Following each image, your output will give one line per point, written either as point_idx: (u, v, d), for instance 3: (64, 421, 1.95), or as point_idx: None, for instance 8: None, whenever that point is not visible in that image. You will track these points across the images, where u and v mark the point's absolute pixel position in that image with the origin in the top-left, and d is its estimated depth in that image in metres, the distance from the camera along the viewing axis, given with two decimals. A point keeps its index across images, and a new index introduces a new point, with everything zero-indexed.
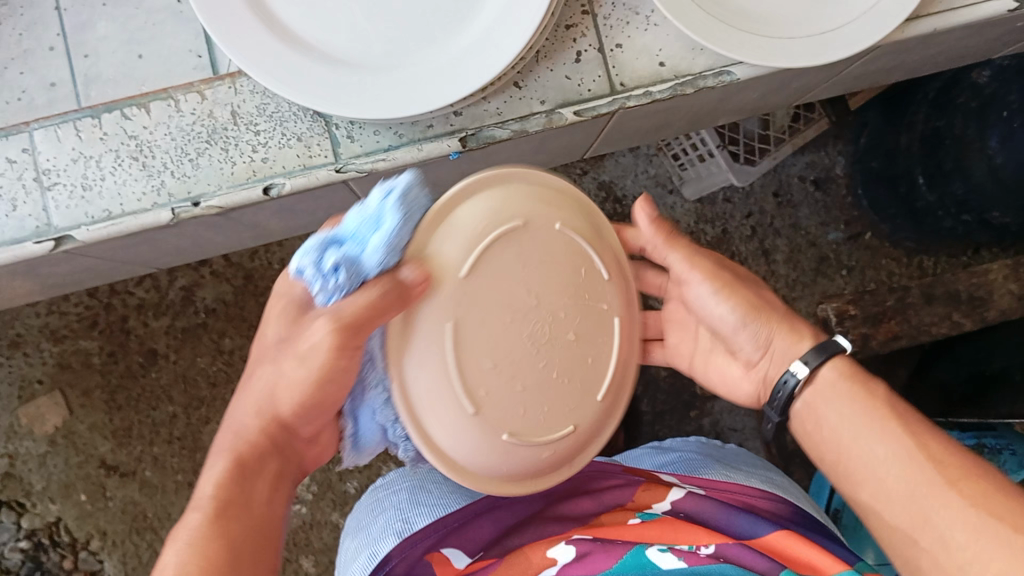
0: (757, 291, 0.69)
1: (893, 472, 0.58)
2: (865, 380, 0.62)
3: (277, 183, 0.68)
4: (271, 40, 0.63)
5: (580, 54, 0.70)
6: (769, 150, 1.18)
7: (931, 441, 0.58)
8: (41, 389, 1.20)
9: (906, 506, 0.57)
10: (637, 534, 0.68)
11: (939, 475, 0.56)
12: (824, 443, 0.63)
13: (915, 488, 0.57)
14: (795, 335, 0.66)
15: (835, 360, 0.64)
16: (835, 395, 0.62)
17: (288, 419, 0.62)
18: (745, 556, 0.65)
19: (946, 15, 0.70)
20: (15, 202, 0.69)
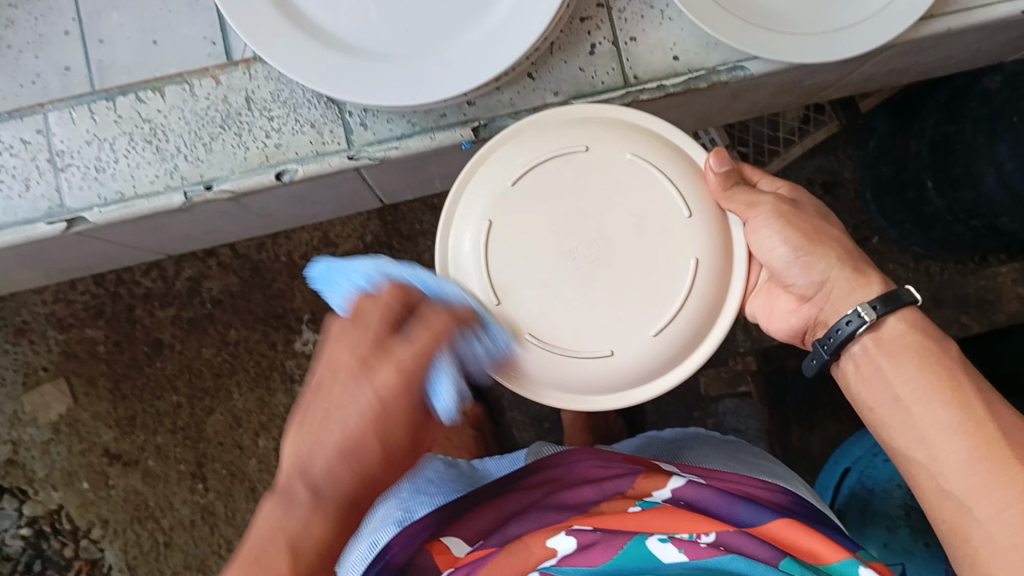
0: (822, 223, 0.66)
1: (954, 438, 0.57)
2: (934, 338, 0.61)
3: (290, 169, 0.69)
4: (284, 25, 0.63)
5: (594, 46, 0.70)
6: (778, 151, 1.22)
7: (999, 411, 0.57)
8: (46, 377, 1.21)
9: (960, 476, 0.56)
10: (638, 523, 0.68)
11: (1001, 448, 0.55)
12: (879, 392, 0.62)
13: (974, 458, 0.56)
14: (862, 280, 0.63)
15: (903, 310, 0.62)
16: (903, 348, 0.61)
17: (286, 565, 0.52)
18: (748, 544, 0.65)
19: (961, 15, 0.70)
20: (29, 181, 0.69)
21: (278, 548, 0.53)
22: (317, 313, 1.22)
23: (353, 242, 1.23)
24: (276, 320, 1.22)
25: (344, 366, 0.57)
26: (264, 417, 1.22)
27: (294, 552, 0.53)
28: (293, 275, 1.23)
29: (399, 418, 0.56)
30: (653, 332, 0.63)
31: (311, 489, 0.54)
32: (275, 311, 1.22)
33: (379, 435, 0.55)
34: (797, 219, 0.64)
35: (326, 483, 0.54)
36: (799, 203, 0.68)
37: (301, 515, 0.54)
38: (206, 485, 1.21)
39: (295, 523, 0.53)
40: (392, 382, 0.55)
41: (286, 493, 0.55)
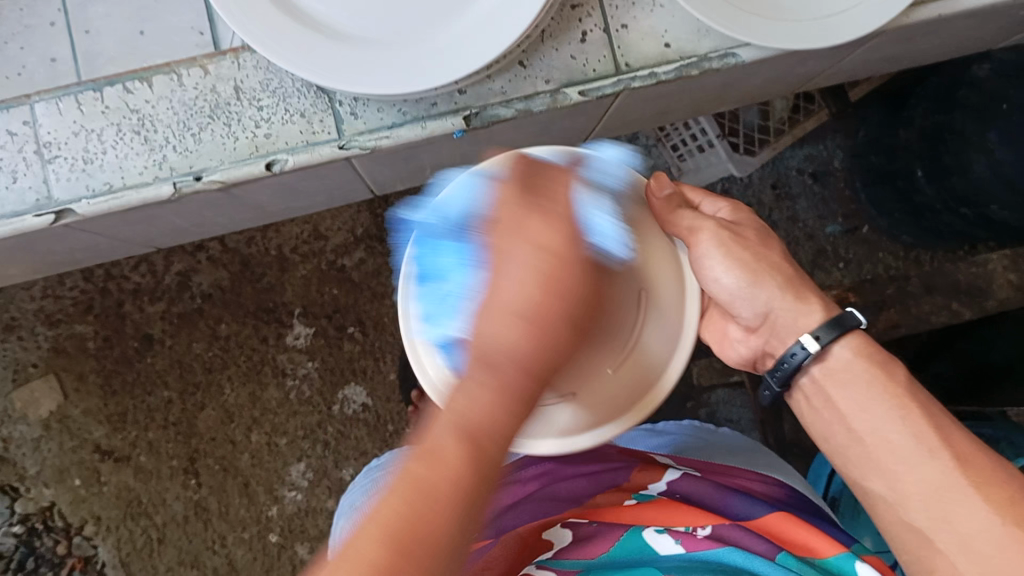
0: (764, 249, 0.65)
1: (914, 465, 0.56)
2: (882, 364, 0.60)
3: (280, 159, 0.68)
4: (275, 13, 0.63)
5: (585, 34, 0.70)
6: (769, 141, 1.19)
7: (955, 436, 0.56)
8: (36, 373, 1.20)
9: (919, 503, 0.56)
10: (635, 515, 0.68)
11: (962, 475, 0.54)
12: (836, 423, 0.61)
13: (934, 487, 0.55)
14: (803, 306, 0.63)
15: (851, 337, 0.61)
16: (852, 377, 0.60)
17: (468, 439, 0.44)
18: (743, 537, 0.66)
19: (950, 2, 0.70)
20: (16, 173, 0.68)
21: (446, 431, 0.44)
22: (309, 307, 1.22)
23: (344, 235, 1.23)
24: (267, 314, 1.22)
25: (490, 232, 0.50)
26: (257, 412, 1.21)
27: (464, 434, 0.44)
28: (284, 269, 1.22)
29: (565, 266, 0.48)
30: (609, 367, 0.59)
31: (479, 360, 0.46)
32: (266, 305, 1.22)
33: (553, 290, 0.47)
34: (739, 247, 0.64)
35: (504, 356, 0.46)
36: (739, 225, 0.66)
37: (471, 391, 0.45)
38: (199, 480, 1.20)
39: (463, 403, 0.45)
40: (550, 227, 0.49)
41: (457, 379, 0.46)
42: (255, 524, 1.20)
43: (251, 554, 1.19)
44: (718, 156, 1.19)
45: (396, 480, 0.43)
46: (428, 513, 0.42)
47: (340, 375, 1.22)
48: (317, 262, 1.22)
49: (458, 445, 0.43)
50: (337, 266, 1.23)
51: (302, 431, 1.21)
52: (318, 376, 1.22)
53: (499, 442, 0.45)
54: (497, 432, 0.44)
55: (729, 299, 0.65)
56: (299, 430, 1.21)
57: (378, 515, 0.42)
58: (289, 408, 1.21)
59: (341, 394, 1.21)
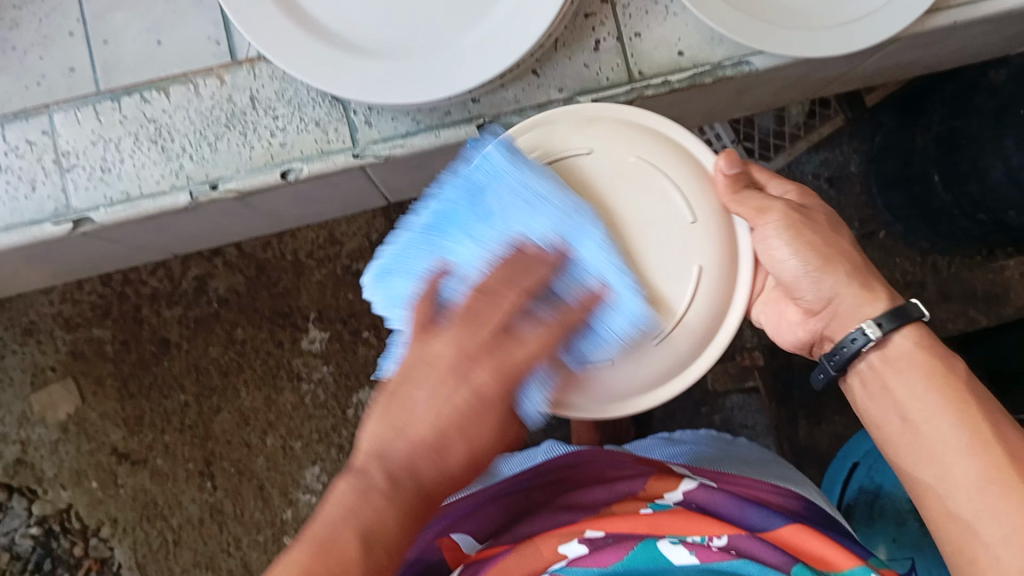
0: (832, 235, 0.62)
1: (963, 458, 0.55)
2: (944, 356, 0.58)
3: (295, 167, 0.69)
4: (294, 29, 0.63)
5: (598, 43, 0.70)
6: (784, 146, 1.20)
7: (1007, 432, 0.55)
8: (54, 376, 1.21)
9: (967, 496, 0.54)
10: (651, 526, 0.68)
11: (1013, 470, 0.53)
12: (887, 411, 0.60)
13: (985, 481, 0.53)
14: (869, 295, 0.60)
15: (911, 327, 0.59)
16: (911, 366, 0.58)
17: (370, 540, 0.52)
18: (760, 549, 0.65)
19: (967, 8, 0.70)
20: (35, 183, 0.69)
21: (352, 538, 0.52)
22: (323, 312, 1.23)
23: (358, 240, 1.23)
24: (282, 319, 1.22)
25: (439, 360, 0.55)
26: (272, 415, 1.22)
27: (367, 541, 0.52)
28: (299, 274, 1.23)
29: (491, 415, 0.54)
30: (654, 341, 0.57)
31: (388, 476, 0.54)
32: (282, 310, 1.23)
33: (468, 444, 0.55)
34: (808, 228, 0.61)
35: (397, 472, 0.54)
36: (808, 209, 0.63)
37: (379, 504, 0.53)
38: (214, 483, 1.21)
39: (371, 513, 0.53)
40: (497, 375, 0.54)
41: (361, 474, 0.54)
42: (269, 527, 1.20)
43: (265, 557, 1.20)
44: None
45: (299, 558, 0.51)
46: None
47: (354, 379, 1.22)
48: (332, 267, 1.23)
49: (359, 547, 0.51)
50: (352, 270, 1.23)
51: (316, 435, 1.22)
52: (333, 380, 1.22)
53: (395, 547, 0.53)
54: (390, 540, 0.53)
55: (790, 281, 0.62)
56: (313, 434, 1.22)
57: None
58: (304, 412, 1.22)
59: (355, 398, 1.22)
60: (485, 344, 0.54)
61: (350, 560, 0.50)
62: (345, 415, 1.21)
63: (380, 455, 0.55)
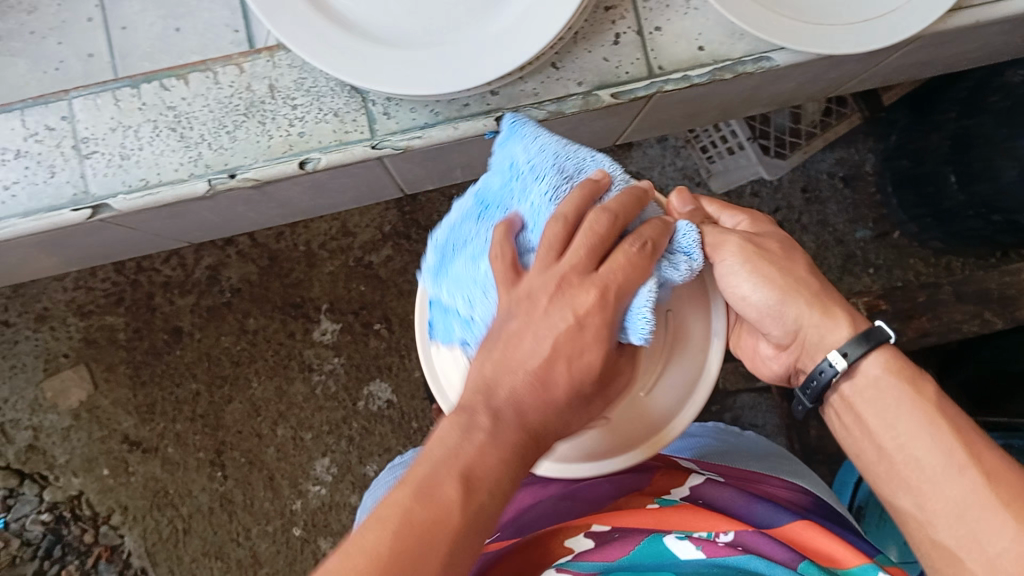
0: (787, 263, 0.61)
1: (944, 485, 0.54)
2: (911, 378, 0.57)
3: (313, 158, 0.69)
4: (316, 19, 0.63)
5: (618, 36, 0.70)
6: (800, 144, 1.18)
7: (985, 453, 0.54)
8: (66, 363, 1.22)
9: (949, 523, 0.54)
10: (656, 520, 0.68)
11: (992, 495, 0.52)
12: (863, 440, 0.59)
13: (964, 506, 0.53)
14: (830, 322, 0.59)
15: (879, 351, 0.58)
16: (879, 394, 0.58)
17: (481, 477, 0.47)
18: (766, 545, 0.65)
19: (988, 7, 0.69)
20: (53, 168, 0.69)
21: (455, 473, 0.46)
22: (335, 303, 1.23)
23: (371, 232, 1.24)
24: (294, 310, 1.23)
25: (519, 304, 0.51)
26: (283, 406, 1.22)
27: (469, 481, 0.46)
28: (311, 265, 1.23)
29: (593, 345, 0.50)
30: (643, 391, 0.58)
31: (492, 413, 0.49)
32: (294, 301, 1.23)
33: (572, 363, 0.50)
34: (767, 261, 0.59)
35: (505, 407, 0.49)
36: (763, 237, 0.61)
37: (481, 442, 0.48)
38: (225, 473, 1.21)
39: (474, 451, 0.47)
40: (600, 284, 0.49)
41: (467, 418, 0.48)
42: (279, 517, 1.21)
43: (274, 547, 1.20)
44: (748, 158, 1.19)
45: (395, 501, 0.45)
46: (434, 539, 0.44)
47: (365, 371, 1.22)
48: (344, 258, 1.23)
49: (460, 487, 0.46)
50: (364, 262, 1.23)
51: (327, 426, 1.22)
52: (344, 372, 1.22)
53: (503, 490, 0.47)
54: (495, 481, 0.47)
55: (757, 317, 0.62)
56: (324, 425, 1.22)
57: (383, 524, 0.44)
58: (315, 403, 1.22)
59: (366, 390, 1.22)
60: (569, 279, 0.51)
61: (454, 500, 0.45)
62: (356, 407, 1.22)
63: (490, 404, 0.49)
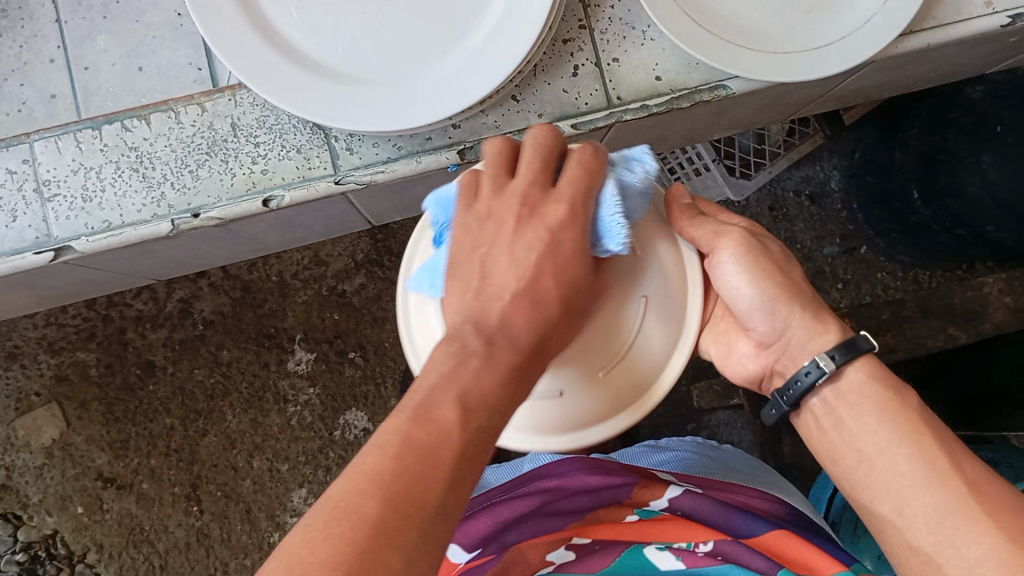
0: (786, 267, 0.62)
1: (923, 491, 0.55)
2: (896, 387, 0.59)
3: (276, 195, 0.69)
4: (276, 58, 0.64)
5: (577, 68, 0.71)
6: (764, 165, 1.20)
7: (965, 464, 0.55)
8: (38, 401, 1.21)
9: (926, 528, 0.54)
10: (637, 535, 0.71)
11: (972, 503, 0.53)
12: (843, 446, 0.60)
13: (944, 513, 0.54)
14: (819, 327, 0.61)
15: (864, 360, 0.60)
16: (862, 400, 0.59)
17: (477, 405, 0.45)
18: (744, 553, 0.66)
19: (941, 30, 0.71)
20: (16, 213, 0.69)
21: (447, 400, 0.44)
22: (309, 332, 1.23)
23: (344, 261, 1.24)
24: (268, 340, 1.22)
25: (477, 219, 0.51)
26: (258, 437, 1.22)
27: (465, 407, 0.44)
28: (284, 295, 1.23)
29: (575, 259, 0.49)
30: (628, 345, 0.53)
31: (483, 338, 0.47)
32: (267, 331, 1.23)
33: (557, 276, 0.49)
34: (766, 259, 0.60)
35: (498, 333, 0.47)
36: (764, 241, 0.62)
37: (476, 368, 0.46)
38: (201, 507, 1.21)
39: (468, 374, 0.45)
40: (563, 209, 0.49)
41: (457, 340, 0.47)
42: (257, 551, 1.20)
43: None
44: (715, 179, 1.21)
45: (392, 427, 0.43)
46: (433, 467, 0.42)
47: (340, 400, 1.22)
48: (318, 287, 1.23)
49: (458, 412, 0.44)
50: (337, 291, 1.23)
51: (303, 457, 1.21)
52: (319, 402, 1.22)
53: (499, 417, 0.46)
54: (499, 404, 0.46)
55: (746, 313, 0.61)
56: (300, 455, 1.21)
57: (383, 450, 0.42)
58: (291, 433, 1.22)
59: (342, 419, 1.21)
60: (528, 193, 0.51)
61: (450, 426, 0.43)
62: (333, 437, 1.21)
63: (481, 329, 0.47)
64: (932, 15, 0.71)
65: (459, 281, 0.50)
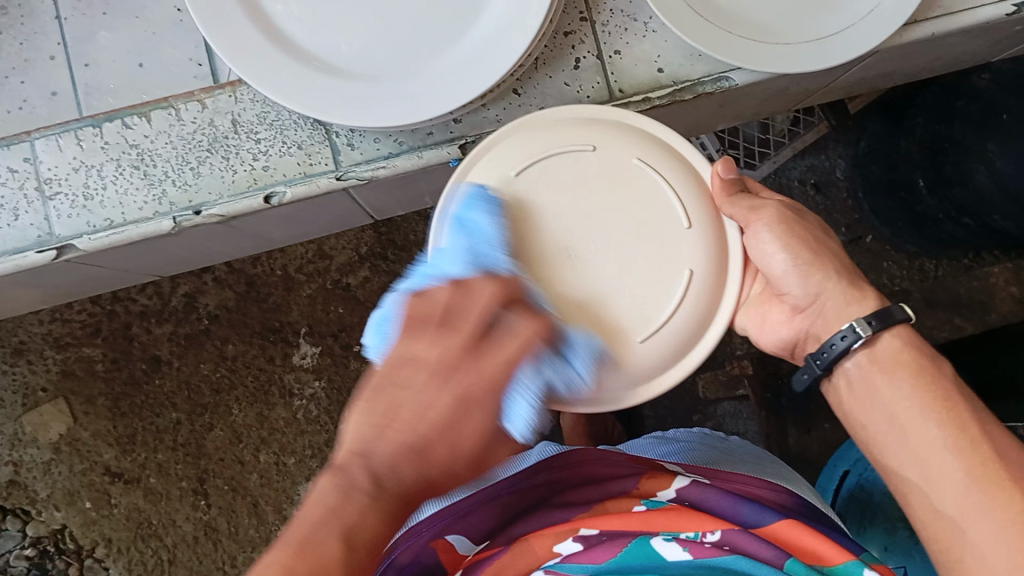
0: (820, 238, 0.64)
1: (947, 458, 0.55)
2: (930, 357, 0.59)
3: (278, 192, 0.69)
4: (276, 54, 0.64)
5: (578, 61, 0.70)
6: (769, 154, 1.21)
7: (993, 434, 0.55)
8: (45, 397, 1.21)
9: (953, 492, 0.54)
10: (645, 522, 0.69)
11: (998, 470, 0.53)
12: (873, 410, 0.60)
13: (970, 479, 0.54)
14: (856, 295, 0.61)
15: (899, 328, 0.60)
16: (897, 365, 0.59)
17: (362, 543, 0.51)
18: (752, 544, 0.67)
19: (945, 20, 0.70)
20: (17, 211, 0.69)
21: (335, 534, 0.50)
22: (314, 326, 1.23)
23: (348, 254, 1.24)
24: (273, 334, 1.22)
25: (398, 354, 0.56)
26: (264, 432, 1.22)
27: (349, 542, 0.50)
28: (288, 289, 1.23)
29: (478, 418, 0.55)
30: (641, 340, 0.60)
31: (372, 478, 0.53)
32: (272, 325, 1.23)
33: (452, 434, 0.54)
34: (799, 229, 0.63)
35: (381, 468, 0.53)
36: (802, 215, 0.65)
37: (362, 504, 0.52)
38: (209, 501, 1.21)
39: (354, 511, 0.51)
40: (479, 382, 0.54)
41: (345, 474, 0.53)
42: (264, 544, 1.20)
43: None
44: None
45: (280, 557, 0.49)
46: None
47: (346, 394, 1.22)
48: (322, 281, 1.23)
49: (342, 547, 0.50)
50: (342, 284, 1.23)
51: (309, 451, 1.22)
52: (325, 395, 1.22)
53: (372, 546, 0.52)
54: (376, 540, 0.52)
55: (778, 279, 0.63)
56: (307, 449, 1.22)
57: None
58: (297, 427, 1.22)
59: None
60: (461, 340, 0.55)
61: (333, 561, 0.49)
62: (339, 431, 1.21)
63: (370, 463, 0.53)
64: (936, 5, 0.70)
65: (371, 410, 0.55)
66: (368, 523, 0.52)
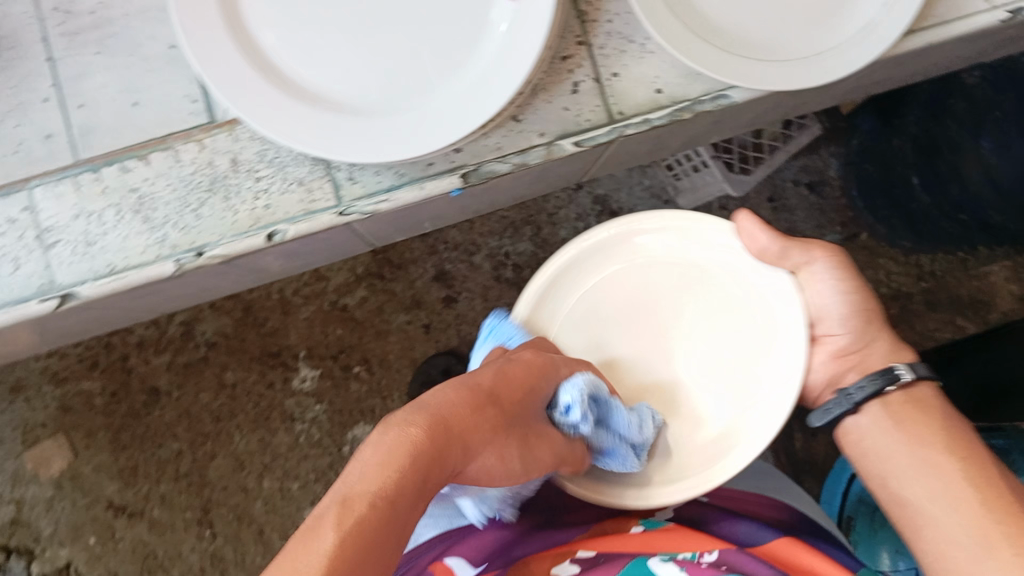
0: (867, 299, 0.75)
1: (934, 510, 0.64)
2: (911, 419, 0.70)
3: (280, 229, 0.68)
4: (273, 92, 0.63)
5: (576, 85, 0.70)
6: (763, 158, 1.21)
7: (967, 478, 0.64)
8: (45, 433, 1.20)
9: (942, 540, 0.63)
10: (643, 545, 0.69)
11: (973, 510, 0.62)
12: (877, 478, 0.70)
13: (951, 524, 0.62)
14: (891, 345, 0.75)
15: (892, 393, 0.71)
16: (884, 433, 0.70)
17: (378, 496, 0.48)
18: (747, 563, 0.65)
19: (939, 28, 0.71)
20: (18, 261, 0.68)
21: (359, 493, 0.47)
22: (313, 349, 1.22)
23: (345, 274, 1.23)
24: (272, 359, 1.22)
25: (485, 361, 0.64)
26: (267, 457, 1.21)
27: (376, 497, 0.47)
28: (286, 312, 1.22)
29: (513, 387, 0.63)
30: None
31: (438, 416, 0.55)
32: (271, 350, 1.22)
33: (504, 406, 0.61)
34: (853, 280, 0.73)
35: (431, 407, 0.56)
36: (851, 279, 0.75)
37: (396, 448, 0.51)
38: (213, 530, 1.19)
39: (384, 456, 0.50)
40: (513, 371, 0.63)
41: (403, 423, 0.53)
42: None
43: None
44: (714, 175, 1.20)
45: (321, 518, 0.45)
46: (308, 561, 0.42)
47: (348, 416, 1.21)
48: (319, 303, 1.23)
49: (354, 502, 0.46)
50: (340, 305, 1.23)
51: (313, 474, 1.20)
52: (326, 419, 1.21)
53: (376, 502, 0.47)
54: (380, 495, 0.48)
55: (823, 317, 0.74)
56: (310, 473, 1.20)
57: (319, 511, 0.46)
58: (299, 452, 1.21)
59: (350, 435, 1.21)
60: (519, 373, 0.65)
61: (335, 521, 0.45)
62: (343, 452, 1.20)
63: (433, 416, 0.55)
64: (930, 14, 0.71)
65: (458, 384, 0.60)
66: (388, 471, 0.49)
